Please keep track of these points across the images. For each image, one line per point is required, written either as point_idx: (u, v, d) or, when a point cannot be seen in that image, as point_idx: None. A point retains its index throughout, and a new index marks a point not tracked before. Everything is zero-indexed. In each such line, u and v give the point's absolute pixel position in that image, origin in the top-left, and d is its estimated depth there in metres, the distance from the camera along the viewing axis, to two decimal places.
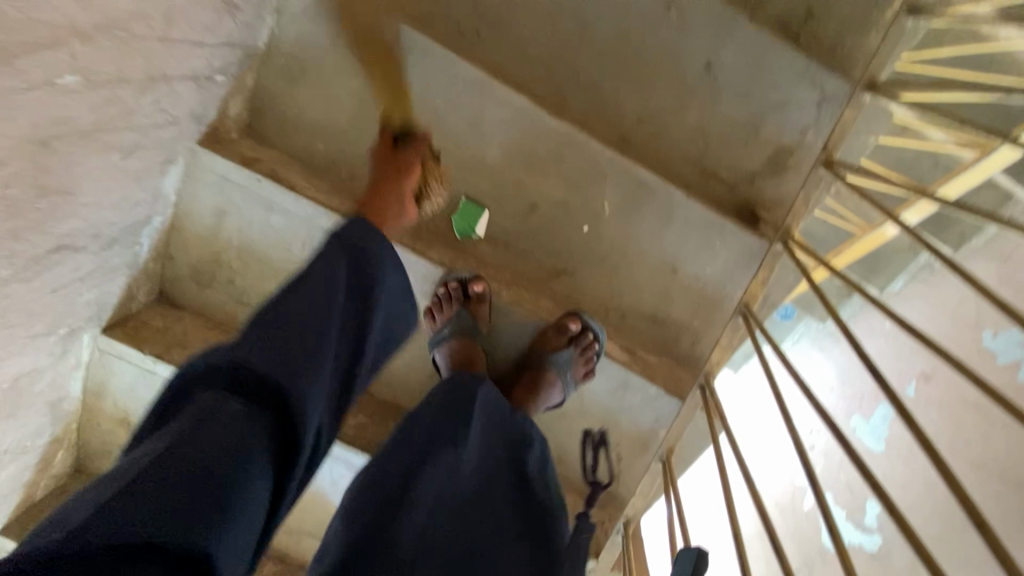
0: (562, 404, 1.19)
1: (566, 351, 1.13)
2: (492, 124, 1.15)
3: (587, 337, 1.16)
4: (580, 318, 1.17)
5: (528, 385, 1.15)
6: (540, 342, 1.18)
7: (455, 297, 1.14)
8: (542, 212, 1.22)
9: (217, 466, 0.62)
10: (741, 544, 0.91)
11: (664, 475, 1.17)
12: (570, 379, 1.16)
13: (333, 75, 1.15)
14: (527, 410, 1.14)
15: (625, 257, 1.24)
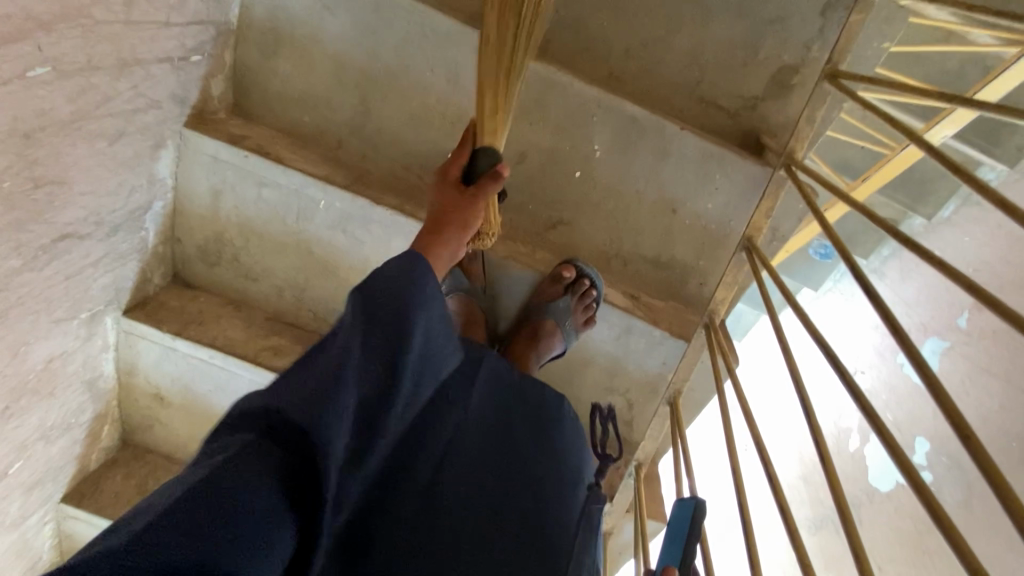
0: (564, 353, 1.19)
1: (563, 299, 1.14)
2: (470, 75, 1.12)
3: (583, 284, 1.15)
4: (575, 266, 1.16)
5: (529, 336, 1.16)
6: (537, 293, 1.19)
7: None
8: (532, 161, 1.18)
9: (233, 521, 0.53)
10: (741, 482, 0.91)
11: (673, 418, 1.16)
12: (570, 327, 1.16)
13: (306, 40, 1.13)
14: (528, 361, 1.14)
15: (621, 200, 1.20)
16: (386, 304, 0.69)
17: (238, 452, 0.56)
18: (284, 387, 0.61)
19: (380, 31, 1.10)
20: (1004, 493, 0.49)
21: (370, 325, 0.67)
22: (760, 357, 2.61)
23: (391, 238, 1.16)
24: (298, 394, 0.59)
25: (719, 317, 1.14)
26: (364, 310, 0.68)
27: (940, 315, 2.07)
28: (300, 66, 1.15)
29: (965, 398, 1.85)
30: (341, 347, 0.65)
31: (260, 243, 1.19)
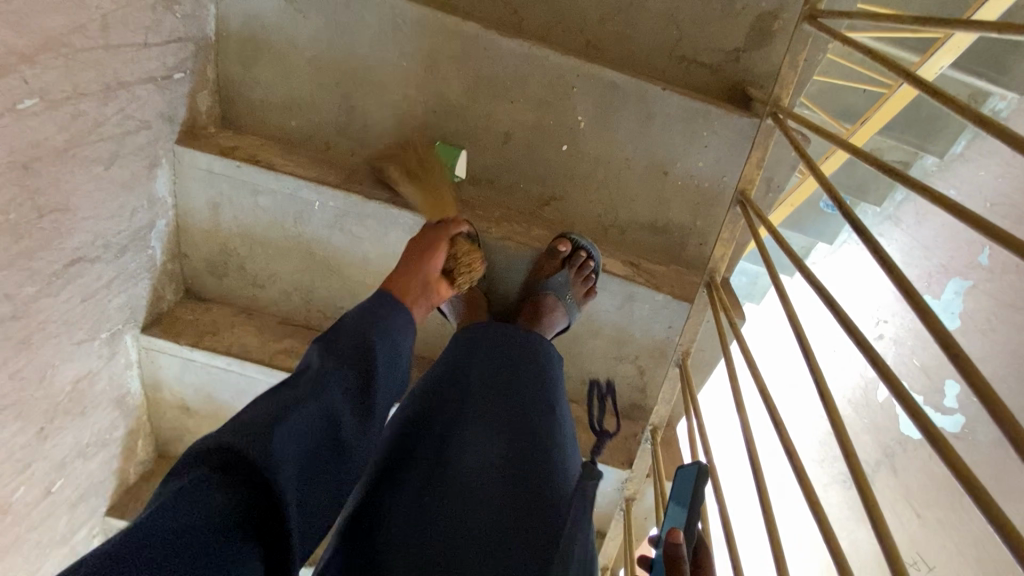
0: (569, 328, 1.20)
1: (561, 274, 1.14)
2: (446, 60, 1.13)
3: (580, 257, 1.16)
4: (570, 240, 1.17)
5: (530, 314, 1.16)
6: (534, 271, 1.19)
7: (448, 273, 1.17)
8: (519, 140, 1.19)
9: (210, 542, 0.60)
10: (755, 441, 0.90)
11: (682, 381, 1.14)
12: (572, 302, 1.16)
13: (282, 45, 1.14)
14: None
15: (612, 169, 1.19)
16: (347, 361, 0.81)
17: (207, 489, 0.61)
18: (251, 427, 0.66)
19: (352, 27, 1.11)
20: (1014, 433, 0.48)
21: (334, 371, 0.79)
22: (776, 318, 2.59)
23: (387, 233, 1.18)
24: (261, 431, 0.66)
25: (719, 275, 1.13)
26: (328, 360, 0.79)
27: (961, 255, 2.02)
28: (280, 72, 1.16)
29: (991, 335, 1.80)
30: (306, 389, 0.75)
31: (262, 249, 1.22)
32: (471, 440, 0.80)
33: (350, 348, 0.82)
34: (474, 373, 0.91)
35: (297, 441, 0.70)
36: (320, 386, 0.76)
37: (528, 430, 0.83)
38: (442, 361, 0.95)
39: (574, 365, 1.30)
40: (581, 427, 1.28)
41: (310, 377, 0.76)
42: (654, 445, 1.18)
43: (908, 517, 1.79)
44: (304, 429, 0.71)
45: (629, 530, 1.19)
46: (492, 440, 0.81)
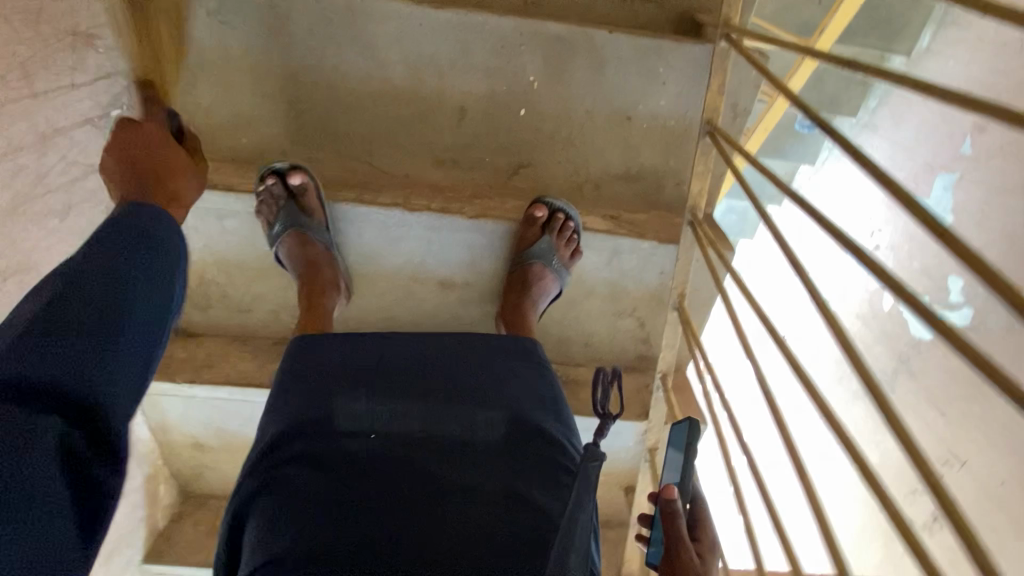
0: (562, 291, 1.21)
1: (543, 241, 1.14)
2: (385, 44, 1.09)
3: (559, 219, 1.15)
4: (545, 204, 1.15)
5: (522, 287, 1.17)
6: (516, 242, 1.19)
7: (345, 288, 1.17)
8: (474, 113, 1.16)
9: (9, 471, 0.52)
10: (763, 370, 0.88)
11: (683, 322, 1.13)
12: (559, 265, 1.17)
13: (216, 61, 1.10)
14: (531, 310, 1.17)
15: (574, 124, 1.16)
16: (107, 260, 0.73)
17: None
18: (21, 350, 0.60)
19: (284, 30, 1.08)
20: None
21: (93, 280, 0.70)
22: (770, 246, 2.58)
23: (359, 233, 1.15)
24: (39, 345, 0.61)
25: (701, 211, 1.10)
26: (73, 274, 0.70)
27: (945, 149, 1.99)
28: (220, 89, 1.13)
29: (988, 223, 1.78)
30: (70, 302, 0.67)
31: (240, 273, 1.20)
32: (408, 420, 0.84)
33: (102, 259, 0.73)
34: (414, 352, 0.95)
35: (64, 349, 0.62)
36: (82, 297, 0.68)
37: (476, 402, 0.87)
38: (300, 350, 0.94)
39: (574, 327, 1.29)
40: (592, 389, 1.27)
41: (68, 296, 0.68)
42: (666, 391, 1.17)
43: (934, 416, 1.79)
44: (68, 334, 0.64)
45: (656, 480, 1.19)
46: (432, 416, 0.85)
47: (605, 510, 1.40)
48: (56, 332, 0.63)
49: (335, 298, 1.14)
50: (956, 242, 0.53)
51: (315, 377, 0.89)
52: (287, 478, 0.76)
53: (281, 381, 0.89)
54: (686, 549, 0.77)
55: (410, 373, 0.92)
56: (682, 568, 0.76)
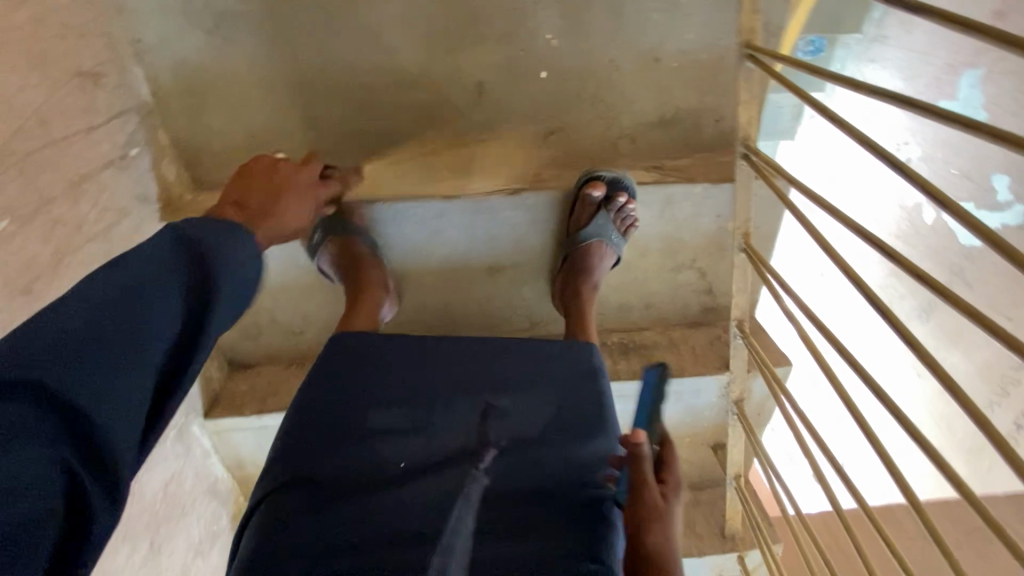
0: (619, 260, 1.17)
1: (600, 219, 1.09)
2: (392, 29, 1.04)
3: (620, 198, 1.08)
4: (601, 182, 1.07)
5: (582, 265, 1.13)
6: (569, 222, 1.14)
7: (397, 291, 1.12)
8: (494, 86, 1.10)
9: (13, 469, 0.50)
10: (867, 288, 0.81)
11: (752, 260, 1.05)
12: (616, 238, 1.13)
13: (224, 81, 1.06)
14: (592, 284, 1.14)
15: (600, 78, 1.11)
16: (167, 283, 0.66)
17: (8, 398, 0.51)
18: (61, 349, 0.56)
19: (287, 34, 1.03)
20: None
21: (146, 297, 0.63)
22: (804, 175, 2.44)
23: (399, 231, 1.10)
24: (84, 349, 0.57)
25: (754, 141, 1.02)
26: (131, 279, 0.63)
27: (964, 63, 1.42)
28: (234, 110, 1.09)
29: None
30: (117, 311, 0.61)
31: (287, 295, 1.17)
32: (432, 436, 0.88)
33: (164, 276, 0.66)
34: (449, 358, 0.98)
35: (92, 374, 0.56)
36: (136, 309, 0.62)
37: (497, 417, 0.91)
38: (340, 348, 0.97)
39: (632, 290, 1.24)
40: (663, 350, 1.22)
41: (112, 298, 0.61)
42: (746, 336, 1.10)
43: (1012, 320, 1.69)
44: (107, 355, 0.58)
45: (750, 431, 1.14)
46: (450, 436, 0.88)
47: (695, 472, 1.35)
48: (97, 347, 0.58)
49: (384, 300, 1.09)
50: None
51: (350, 387, 0.93)
52: (301, 489, 0.81)
53: (318, 382, 0.93)
54: (649, 492, 0.80)
55: (449, 385, 0.94)
56: (647, 511, 0.79)
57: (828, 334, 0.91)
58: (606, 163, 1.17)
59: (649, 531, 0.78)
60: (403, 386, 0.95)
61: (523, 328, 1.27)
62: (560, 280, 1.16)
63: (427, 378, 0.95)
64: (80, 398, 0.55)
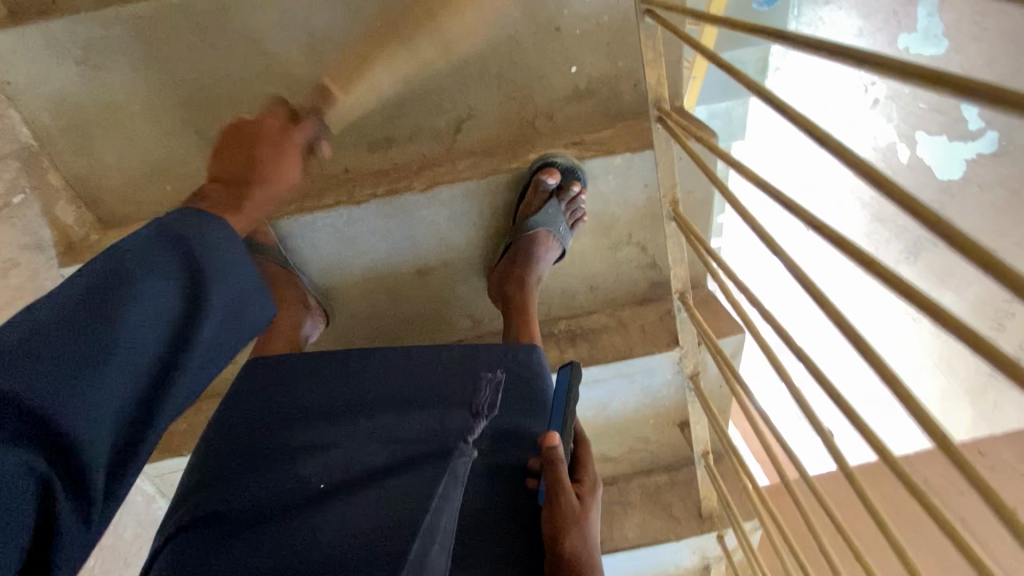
0: (563, 253, 1.12)
1: (550, 208, 1.04)
2: (270, 34, 0.98)
3: (573, 188, 1.03)
4: (556, 168, 1.02)
5: (526, 258, 1.07)
6: (519, 210, 1.09)
7: (321, 311, 1.10)
8: (392, 80, 1.04)
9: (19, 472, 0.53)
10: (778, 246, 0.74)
11: (683, 231, 0.98)
12: (562, 230, 1.09)
13: (106, 112, 1.01)
14: (536, 278, 1.08)
15: (501, 57, 1.05)
16: (161, 278, 0.64)
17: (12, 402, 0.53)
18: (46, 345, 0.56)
19: (162, 54, 0.98)
20: None
21: (142, 289, 0.62)
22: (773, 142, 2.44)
23: (319, 246, 1.05)
24: (81, 350, 0.57)
25: (666, 101, 0.96)
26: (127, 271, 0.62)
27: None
28: (123, 142, 1.04)
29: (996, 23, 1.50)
30: (109, 304, 0.60)
31: None
32: (351, 449, 0.85)
33: (159, 272, 0.64)
34: (374, 368, 0.98)
35: (69, 382, 0.56)
36: (125, 315, 0.61)
37: (451, 423, 0.87)
38: (251, 381, 0.96)
39: (573, 274, 1.19)
40: (611, 333, 1.17)
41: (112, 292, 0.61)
42: (690, 311, 1.03)
43: None
44: (92, 351, 0.58)
45: (706, 406, 1.08)
46: (373, 447, 0.85)
47: (668, 454, 1.29)
48: (87, 351, 0.58)
49: (306, 317, 1.06)
50: None
51: (267, 419, 0.91)
52: (210, 524, 0.76)
53: (227, 420, 0.91)
54: (563, 495, 0.81)
55: (375, 399, 0.94)
56: (557, 516, 0.80)
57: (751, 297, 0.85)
58: (525, 145, 1.11)
59: (563, 537, 0.79)
60: (330, 403, 0.93)
61: (465, 328, 1.22)
62: (498, 275, 1.09)
63: (356, 394, 0.95)
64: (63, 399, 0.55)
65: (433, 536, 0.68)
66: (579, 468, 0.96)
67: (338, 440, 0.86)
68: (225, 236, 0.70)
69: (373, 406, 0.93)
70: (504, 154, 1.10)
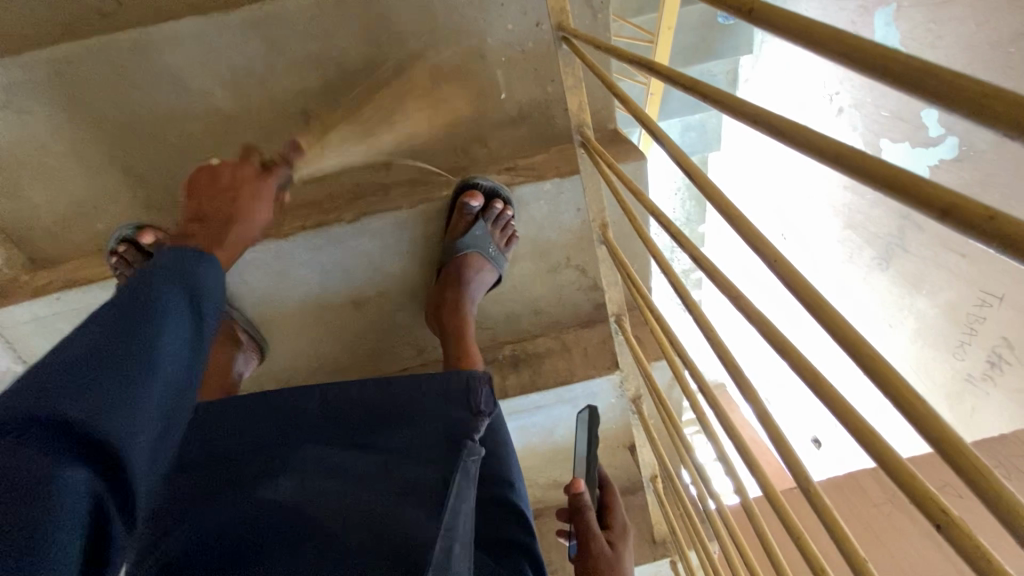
0: (498, 277, 1.12)
1: (476, 228, 1.04)
2: (193, 72, 0.98)
3: (497, 207, 1.04)
4: (478, 189, 1.03)
5: (456, 283, 1.06)
6: (447, 233, 1.08)
7: (253, 343, 1.09)
8: (320, 111, 1.04)
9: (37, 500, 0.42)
10: (678, 277, 0.73)
11: (611, 255, 0.98)
12: (495, 253, 1.08)
13: (32, 154, 1.01)
14: (469, 304, 1.07)
15: (429, 86, 1.04)
16: (173, 309, 0.60)
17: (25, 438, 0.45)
18: (77, 392, 0.48)
19: (83, 93, 0.97)
20: (883, 60, 0.30)
21: (160, 327, 0.58)
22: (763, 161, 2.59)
23: (246, 278, 1.03)
24: (80, 376, 0.50)
25: (590, 127, 0.96)
26: (145, 313, 0.58)
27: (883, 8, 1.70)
28: (51, 182, 1.04)
29: (939, 43, 1.51)
30: (121, 346, 0.54)
31: None
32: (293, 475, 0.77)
33: (177, 305, 0.61)
34: (311, 393, 0.88)
35: (91, 395, 0.48)
36: (137, 335, 0.55)
37: (417, 446, 0.81)
38: None
39: (514, 299, 1.18)
40: (554, 357, 1.16)
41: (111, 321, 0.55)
42: (625, 335, 1.03)
43: (953, 260, 1.54)
44: (127, 391, 0.51)
45: (646, 430, 1.07)
46: (317, 473, 0.77)
47: (621, 476, 1.28)
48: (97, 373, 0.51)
49: (238, 353, 1.07)
50: (772, 21, 0.38)
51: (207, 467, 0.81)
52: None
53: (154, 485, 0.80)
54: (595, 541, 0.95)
55: (313, 421, 0.85)
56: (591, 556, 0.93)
57: (664, 323, 0.85)
58: (459, 173, 1.11)
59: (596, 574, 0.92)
60: (265, 427, 0.85)
61: (408, 356, 1.21)
62: (432, 301, 1.08)
63: (289, 418, 0.86)
64: (111, 434, 0.48)
65: (454, 536, 0.69)
66: (608, 513, 1.07)
67: (288, 464, 0.78)
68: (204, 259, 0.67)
69: (314, 426, 0.85)
70: (438, 182, 1.09)
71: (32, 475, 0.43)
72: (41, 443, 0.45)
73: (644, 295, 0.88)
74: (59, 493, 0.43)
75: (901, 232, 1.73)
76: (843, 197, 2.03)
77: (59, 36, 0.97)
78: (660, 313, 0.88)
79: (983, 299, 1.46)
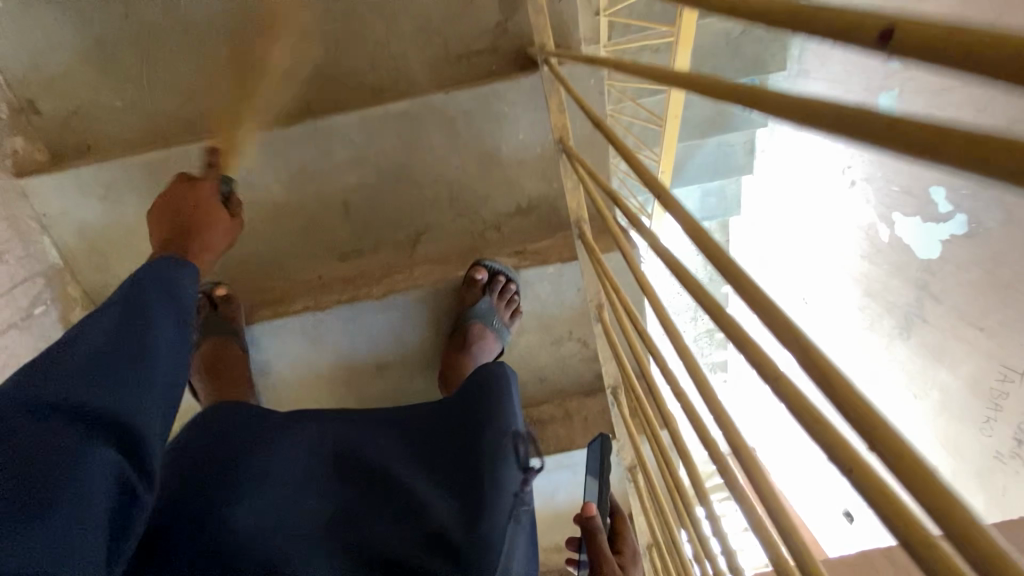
0: (501, 349, 1.22)
1: (483, 301, 1.16)
2: (255, 172, 1.18)
3: (501, 281, 1.16)
4: (484, 267, 1.18)
5: (464, 352, 1.18)
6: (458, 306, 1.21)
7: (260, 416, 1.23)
8: (358, 202, 1.21)
9: (53, 468, 0.54)
10: (646, 366, 0.83)
11: (606, 333, 1.09)
12: (499, 325, 1.19)
13: (120, 235, 1.22)
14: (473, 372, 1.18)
15: (449, 183, 1.21)
16: (166, 307, 0.72)
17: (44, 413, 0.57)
18: (79, 377, 0.61)
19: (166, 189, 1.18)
20: None
21: (154, 327, 0.69)
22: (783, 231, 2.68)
23: (282, 341, 1.20)
24: (94, 368, 0.62)
25: (586, 222, 1.10)
26: (134, 300, 0.70)
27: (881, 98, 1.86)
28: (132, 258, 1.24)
29: None
30: (125, 335, 0.67)
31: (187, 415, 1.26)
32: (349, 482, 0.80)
33: (167, 303, 0.73)
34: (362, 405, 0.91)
35: (100, 381, 0.61)
36: (138, 328, 0.68)
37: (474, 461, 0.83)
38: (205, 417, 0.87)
39: (520, 369, 1.29)
40: (556, 424, 1.26)
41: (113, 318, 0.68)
42: (619, 406, 1.12)
43: (973, 334, 1.56)
44: (127, 379, 0.63)
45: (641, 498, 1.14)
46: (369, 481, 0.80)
47: None
48: (104, 365, 0.63)
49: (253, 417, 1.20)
50: None
51: (198, 467, 0.79)
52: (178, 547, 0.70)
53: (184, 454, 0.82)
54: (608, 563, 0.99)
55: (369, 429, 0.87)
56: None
57: (645, 404, 0.93)
58: (474, 255, 1.26)
59: None
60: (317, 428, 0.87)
61: None
62: (444, 365, 1.20)
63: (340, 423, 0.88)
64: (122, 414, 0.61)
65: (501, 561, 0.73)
66: (618, 538, 1.12)
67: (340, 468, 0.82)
68: (190, 261, 0.80)
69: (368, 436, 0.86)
70: (455, 263, 1.24)
71: (57, 454, 0.55)
72: (60, 424, 0.57)
73: (631, 375, 0.98)
74: (82, 466, 0.56)
75: (918, 301, 1.78)
76: (863, 266, 2.05)
77: (152, 144, 1.19)
78: (639, 392, 0.96)
79: (1004, 373, 1.48)
